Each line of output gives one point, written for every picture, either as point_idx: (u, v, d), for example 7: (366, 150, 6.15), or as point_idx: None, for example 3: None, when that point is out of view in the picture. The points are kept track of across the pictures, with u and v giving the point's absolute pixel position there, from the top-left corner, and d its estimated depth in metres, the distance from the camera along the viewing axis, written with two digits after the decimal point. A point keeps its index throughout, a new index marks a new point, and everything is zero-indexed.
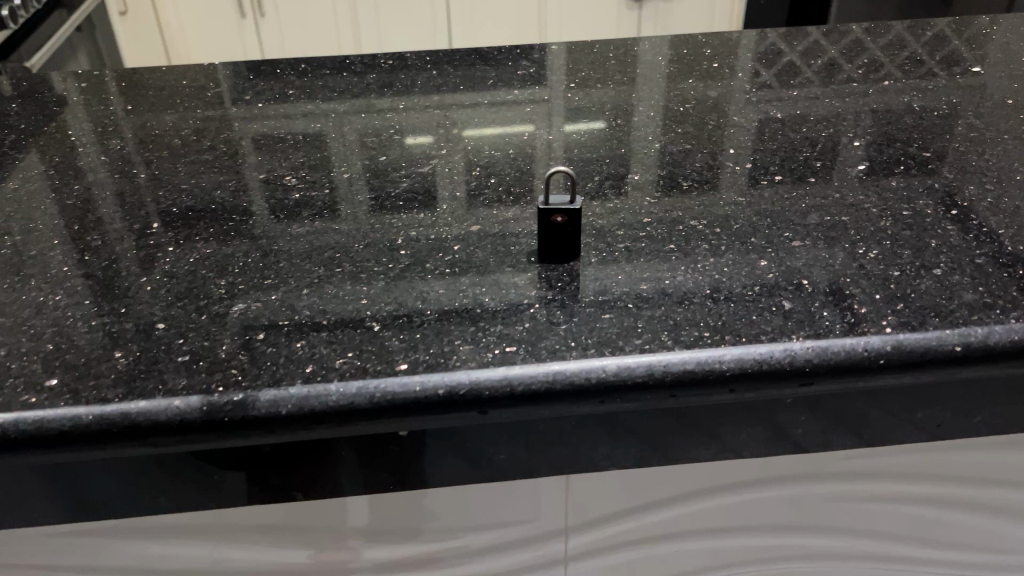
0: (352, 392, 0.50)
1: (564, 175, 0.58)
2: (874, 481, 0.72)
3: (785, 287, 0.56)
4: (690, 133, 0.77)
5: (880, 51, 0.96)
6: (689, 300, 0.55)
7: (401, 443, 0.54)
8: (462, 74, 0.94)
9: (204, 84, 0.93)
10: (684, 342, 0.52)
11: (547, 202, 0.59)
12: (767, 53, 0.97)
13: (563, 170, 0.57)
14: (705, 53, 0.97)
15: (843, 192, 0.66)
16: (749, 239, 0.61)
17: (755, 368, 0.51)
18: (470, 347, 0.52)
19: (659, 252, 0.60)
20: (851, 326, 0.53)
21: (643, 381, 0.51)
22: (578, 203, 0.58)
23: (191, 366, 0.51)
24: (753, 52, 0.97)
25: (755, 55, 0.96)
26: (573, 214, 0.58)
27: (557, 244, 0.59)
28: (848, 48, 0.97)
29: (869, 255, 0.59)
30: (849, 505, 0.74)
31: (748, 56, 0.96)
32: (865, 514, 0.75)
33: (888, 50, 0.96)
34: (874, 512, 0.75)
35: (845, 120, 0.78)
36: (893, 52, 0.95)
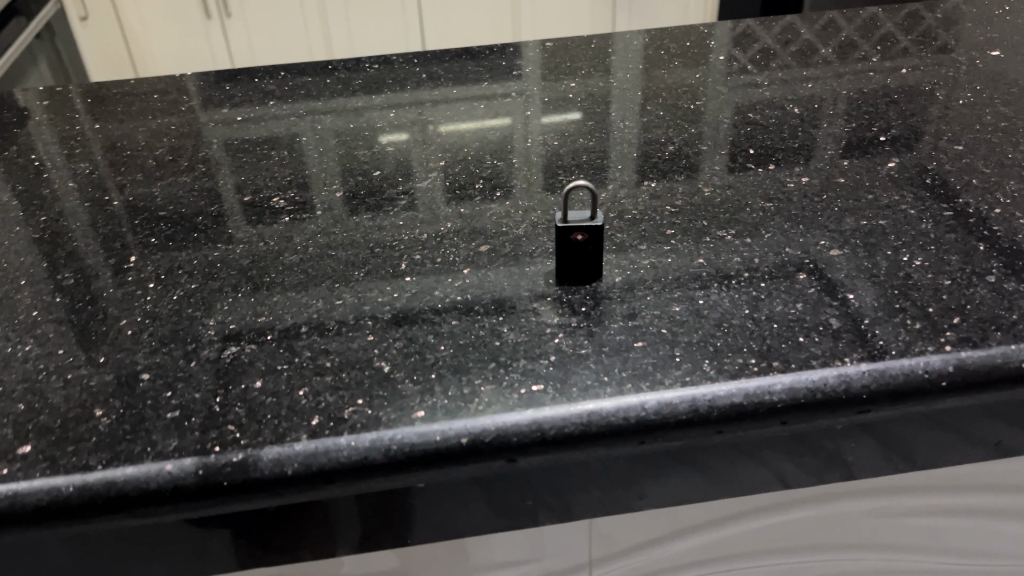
0: (365, 446, 0.44)
1: (584, 190, 0.53)
2: (912, 495, 0.67)
3: (830, 303, 0.52)
4: (706, 131, 0.72)
5: (894, 30, 0.90)
6: (728, 322, 0.51)
7: (419, 496, 0.49)
8: (453, 74, 0.88)
9: (176, 96, 0.86)
10: (728, 372, 0.47)
11: (566, 219, 0.54)
12: (775, 36, 0.92)
13: (584, 185, 0.52)
14: (709, 42, 0.92)
15: (877, 193, 0.62)
16: (784, 250, 0.56)
17: (808, 398, 0.47)
18: (493, 387, 0.47)
19: (687, 267, 0.55)
20: (907, 346, 0.49)
21: (687, 418, 0.46)
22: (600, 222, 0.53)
23: (182, 423, 0.46)
24: (759, 36, 0.91)
25: (763, 39, 0.91)
26: (593, 233, 0.53)
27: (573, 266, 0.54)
28: (860, 27, 0.92)
29: (915, 264, 0.55)
30: (885, 521, 0.69)
31: (756, 41, 0.90)
32: (902, 528, 0.70)
33: (903, 28, 0.90)
34: (912, 527, 0.70)
35: (869, 109, 0.73)
36: (907, 31, 0.90)
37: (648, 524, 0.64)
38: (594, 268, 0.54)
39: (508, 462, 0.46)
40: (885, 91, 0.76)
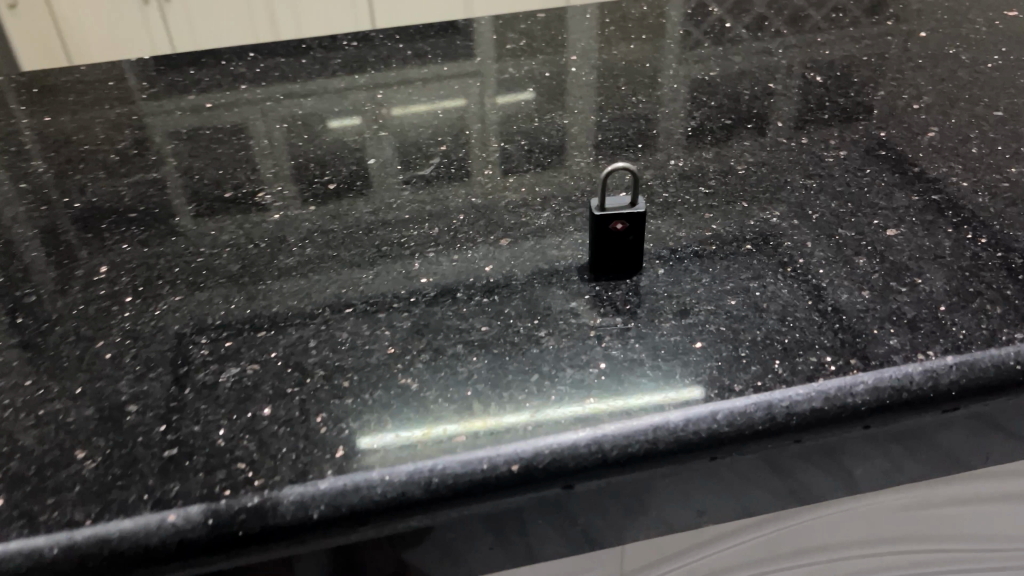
0: (401, 481, 0.38)
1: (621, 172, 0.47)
2: (965, 484, 0.59)
3: (898, 289, 0.47)
4: (727, 104, 0.66)
5: None
6: (792, 316, 0.45)
7: (456, 543, 0.42)
8: (440, 51, 0.81)
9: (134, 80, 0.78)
10: (802, 374, 0.42)
11: (601, 207, 0.47)
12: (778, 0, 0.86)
13: (623, 168, 0.46)
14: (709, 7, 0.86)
15: (923, 165, 0.57)
16: (837, 232, 0.51)
17: (894, 397, 0.42)
18: (541, 402, 0.41)
19: (735, 255, 0.50)
20: (992, 334, 0.44)
21: (764, 428, 0.41)
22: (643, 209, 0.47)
23: (183, 463, 0.39)
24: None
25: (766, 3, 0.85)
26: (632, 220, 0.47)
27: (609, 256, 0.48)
28: None
29: (980, 241, 0.50)
30: (934, 514, 0.60)
31: (759, 5, 0.85)
32: (951, 520, 0.62)
33: None
34: (961, 518, 0.62)
35: (895, 74, 0.68)
36: None
37: (671, 539, 0.55)
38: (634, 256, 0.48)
39: (563, 488, 0.40)
40: (908, 56, 0.71)
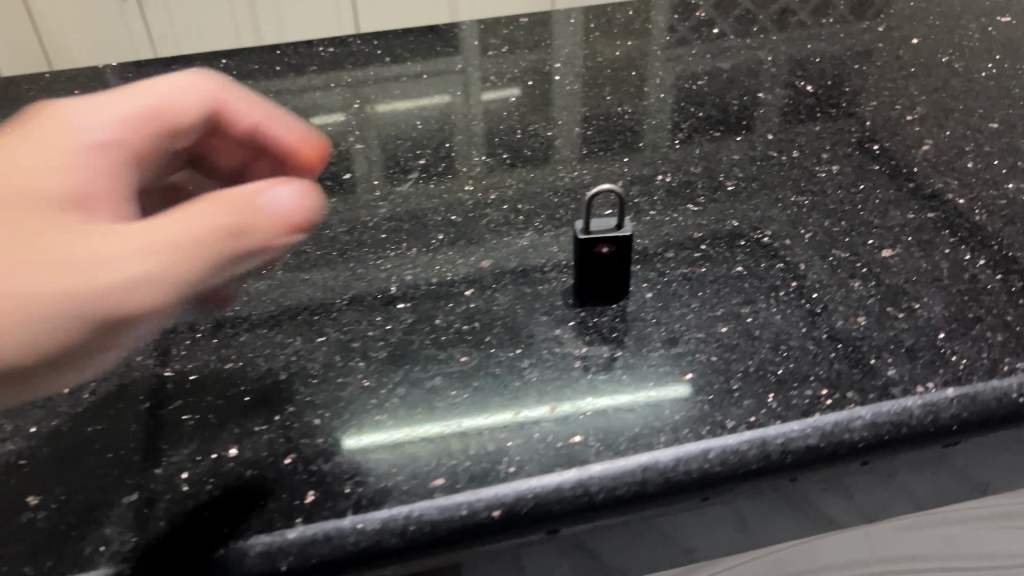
0: (375, 530, 0.36)
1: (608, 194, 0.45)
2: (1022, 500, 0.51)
3: (896, 316, 0.45)
4: (715, 114, 0.64)
5: None
6: (786, 345, 0.43)
7: None
8: (413, 46, 0.77)
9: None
10: (797, 409, 0.40)
11: (587, 230, 0.45)
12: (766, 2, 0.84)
13: (609, 189, 0.44)
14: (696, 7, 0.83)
15: (918, 181, 0.55)
16: (831, 254, 0.49)
17: (893, 433, 0.40)
18: (523, 441, 0.39)
19: (725, 279, 0.48)
20: (994, 364, 0.42)
21: (758, 467, 0.39)
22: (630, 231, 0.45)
23: (143, 510, 0.37)
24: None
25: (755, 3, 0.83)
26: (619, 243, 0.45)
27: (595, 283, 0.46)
28: None
29: (978, 263, 0.48)
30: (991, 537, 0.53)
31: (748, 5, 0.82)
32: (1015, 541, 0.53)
33: None
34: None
35: (887, 83, 0.66)
36: None
37: None
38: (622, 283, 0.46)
39: (548, 533, 0.38)
40: (900, 64, 0.69)
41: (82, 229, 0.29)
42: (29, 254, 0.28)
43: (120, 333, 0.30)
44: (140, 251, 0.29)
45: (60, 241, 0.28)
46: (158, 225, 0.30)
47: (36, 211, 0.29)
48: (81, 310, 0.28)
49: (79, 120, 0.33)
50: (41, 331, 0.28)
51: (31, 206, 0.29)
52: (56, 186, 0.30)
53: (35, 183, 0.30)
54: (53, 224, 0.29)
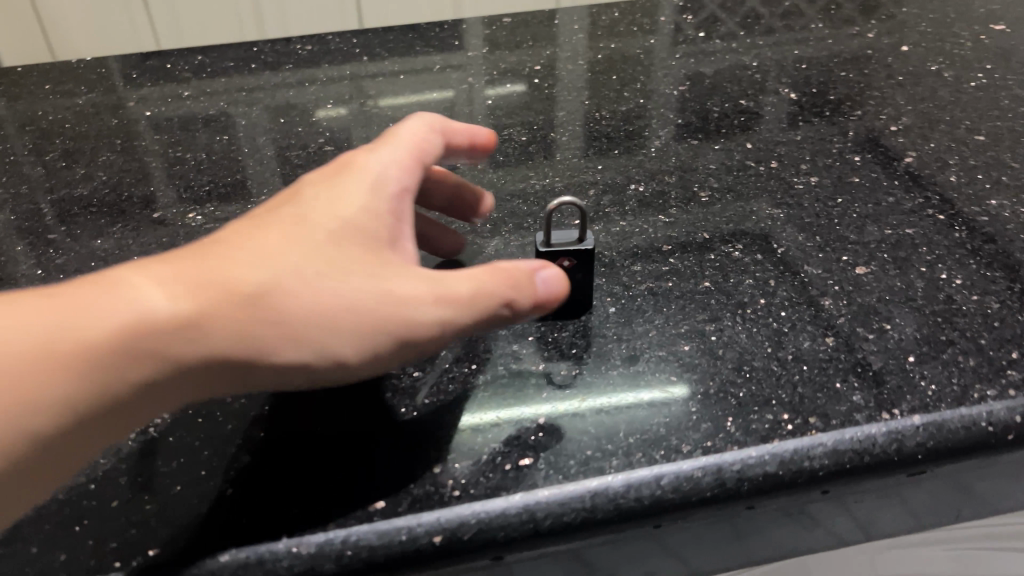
0: (310, 555, 0.35)
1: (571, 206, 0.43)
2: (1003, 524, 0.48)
3: (865, 337, 0.43)
4: (695, 122, 0.62)
5: None
6: (749, 366, 0.42)
7: None
8: (393, 43, 0.76)
9: (64, 72, 0.72)
10: (757, 434, 0.39)
11: (548, 242, 0.44)
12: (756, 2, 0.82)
13: (572, 203, 0.42)
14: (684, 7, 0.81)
15: (898, 195, 0.54)
16: (803, 270, 0.48)
17: (855, 461, 0.38)
18: (471, 463, 0.38)
19: (692, 296, 0.47)
20: (963, 391, 0.40)
21: (713, 495, 0.37)
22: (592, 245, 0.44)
23: (73, 529, 0.36)
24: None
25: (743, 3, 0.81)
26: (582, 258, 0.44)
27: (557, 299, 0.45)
28: None
29: (955, 283, 0.47)
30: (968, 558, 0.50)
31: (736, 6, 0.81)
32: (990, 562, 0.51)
33: None
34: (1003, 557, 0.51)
35: (873, 92, 0.65)
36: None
37: None
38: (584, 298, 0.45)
39: (493, 560, 0.37)
40: (888, 72, 0.67)
41: (339, 271, 0.33)
42: (394, 280, 0.34)
43: (410, 354, 0.35)
44: (468, 283, 0.35)
45: (324, 286, 0.33)
46: (456, 276, 0.36)
47: (354, 245, 0.35)
48: (393, 332, 0.33)
49: (345, 212, 0.36)
50: (350, 344, 0.33)
51: (351, 244, 0.35)
52: (360, 223, 0.36)
53: (304, 290, 0.32)
54: (316, 269, 0.33)
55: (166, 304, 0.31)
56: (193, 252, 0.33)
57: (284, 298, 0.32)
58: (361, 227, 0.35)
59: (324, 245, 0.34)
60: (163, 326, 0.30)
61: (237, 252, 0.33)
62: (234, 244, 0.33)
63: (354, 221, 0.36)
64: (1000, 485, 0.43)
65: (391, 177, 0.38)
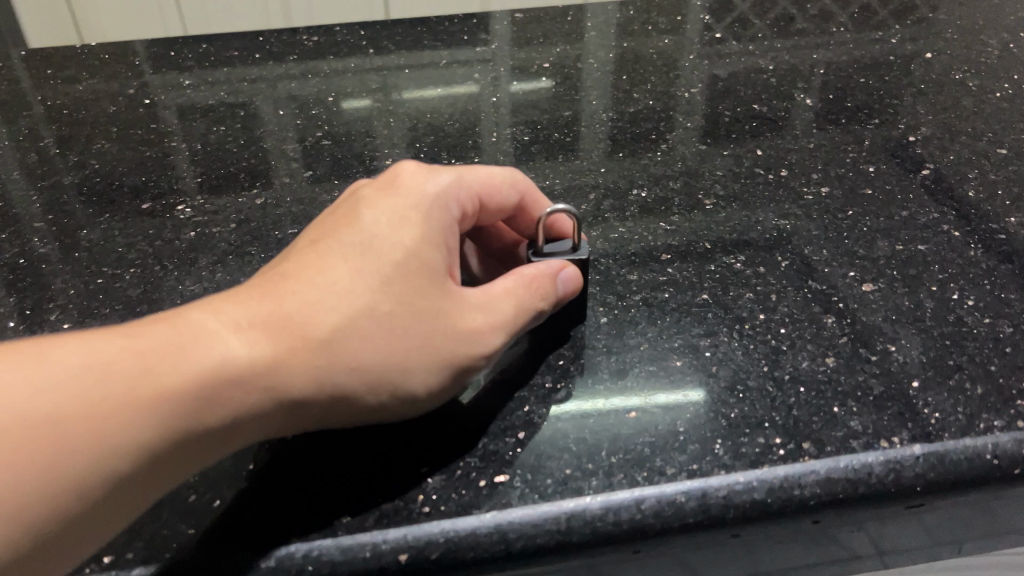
0: (270, 568, 0.33)
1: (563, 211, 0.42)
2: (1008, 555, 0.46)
3: (868, 359, 0.41)
4: (704, 127, 0.61)
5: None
6: (743, 386, 0.40)
7: None
8: (401, 36, 0.74)
9: (66, 58, 0.71)
10: (746, 458, 0.37)
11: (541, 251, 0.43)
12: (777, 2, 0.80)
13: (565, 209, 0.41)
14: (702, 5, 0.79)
15: (912, 209, 0.51)
16: (807, 285, 0.46)
17: (849, 491, 0.36)
18: (442, 477, 0.36)
19: (688, 308, 0.45)
20: (969, 420, 0.38)
21: (696, 521, 0.35)
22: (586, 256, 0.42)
23: None
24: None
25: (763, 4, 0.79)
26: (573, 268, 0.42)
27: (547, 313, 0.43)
28: None
29: (967, 304, 0.44)
30: None
31: (756, 7, 0.78)
32: None
33: None
34: None
35: (892, 100, 0.62)
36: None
37: None
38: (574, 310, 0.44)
39: None
40: (909, 80, 0.65)
41: (402, 310, 0.34)
42: (460, 314, 0.36)
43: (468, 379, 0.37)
44: (510, 301, 0.38)
45: (388, 326, 0.34)
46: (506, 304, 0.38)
47: (415, 275, 0.35)
48: (456, 366, 0.35)
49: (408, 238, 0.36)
50: (421, 379, 0.35)
51: (413, 276, 0.35)
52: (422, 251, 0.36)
53: (368, 331, 0.33)
54: (382, 310, 0.34)
55: (249, 354, 0.31)
56: (264, 293, 0.34)
57: (356, 342, 0.33)
58: (426, 257, 0.36)
59: (391, 283, 0.34)
60: (244, 375, 0.31)
61: (309, 295, 0.33)
62: (299, 282, 0.34)
63: (420, 248, 0.36)
64: (1006, 520, 0.41)
65: (448, 198, 0.39)
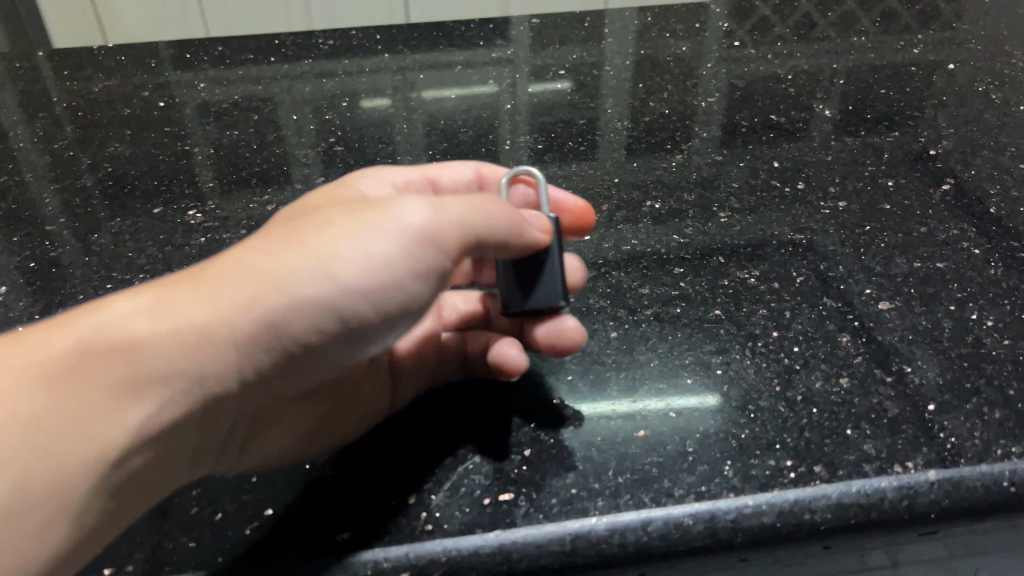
0: None
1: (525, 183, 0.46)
2: None
3: (883, 380, 0.40)
4: (720, 137, 0.60)
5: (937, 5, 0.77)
6: (754, 405, 0.39)
7: None
8: (416, 40, 0.74)
9: (82, 58, 0.71)
10: (756, 481, 0.36)
11: None
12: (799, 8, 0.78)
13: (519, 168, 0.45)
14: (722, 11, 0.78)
15: (931, 225, 0.50)
16: (822, 303, 0.45)
17: (860, 517, 0.36)
18: (446, 493, 0.36)
19: (700, 324, 0.44)
20: (987, 445, 0.37)
21: (703, 544, 0.35)
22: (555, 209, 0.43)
23: None
24: (781, 3, 0.78)
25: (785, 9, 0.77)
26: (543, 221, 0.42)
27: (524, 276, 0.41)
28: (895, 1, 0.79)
29: (985, 325, 0.43)
30: None
31: (778, 11, 0.77)
32: None
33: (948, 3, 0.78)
34: None
35: (913, 112, 0.61)
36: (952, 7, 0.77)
37: None
38: (558, 275, 0.41)
39: None
40: (931, 91, 0.64)
41: (298, 228, 0.34)
42: (368, 208, 0.36)
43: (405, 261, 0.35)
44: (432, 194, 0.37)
45: (282, 240, 0.34)
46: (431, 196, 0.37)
47: (315, 213, 0.36)
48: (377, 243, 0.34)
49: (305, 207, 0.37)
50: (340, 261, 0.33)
51: (310, 214, 0.36)
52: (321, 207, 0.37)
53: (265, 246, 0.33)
54: (277, 233, 0.34)
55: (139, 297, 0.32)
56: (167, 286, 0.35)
57: (253, 256, 0.33)
58: (319, 205, 0.37)
59: (282, 220, 0.35)
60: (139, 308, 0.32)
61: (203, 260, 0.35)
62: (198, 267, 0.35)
63: (314, 206, 0.37)
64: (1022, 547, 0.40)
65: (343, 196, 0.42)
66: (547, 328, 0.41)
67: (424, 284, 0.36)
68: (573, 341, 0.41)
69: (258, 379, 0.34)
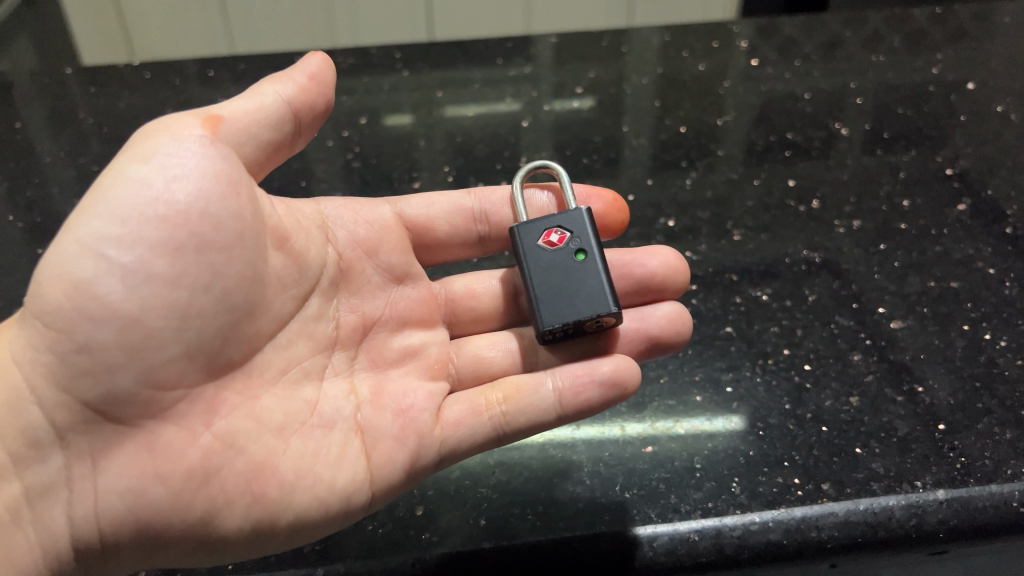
0: None
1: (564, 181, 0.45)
2: None
3: (894, 399, 0.40)
4: (736, 155, 0.60)
5: (962, 18, 0.77)
6: (764, 423, 0.40)
7: None
8: (437, 56, 0.74)
9: (108, 72, 0.73)
10: (763, 499, 0.36)
11: (544, 227, 0.43)
12: (822, 20, 0.78)
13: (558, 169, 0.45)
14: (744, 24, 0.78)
15: (946, 244, 0.50)
16: (833, 320, 0.45)
17: (867, 535, 0.35)
18: (453, 508, 0.37)
19: (712, 340, 0.44)
20: (997, 467, 0.37)
21: (709, 561, 0.35)
22: (584, 209, 0.43)
23: None
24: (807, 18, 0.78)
25: (807, 23, 0.77)
26: (575, 231, 0.43)
27: (568, 289, 0.41)
28: (919, 13, 0.78)
29: (999, 345, 0.43)
30: None
31: (799, 26, 0.77)
32: None
33: (975, 17, 0.77)
34: None
35: (932, 132, 0.61)
36: (977, 21, 0.76)
37: None
38: (603, 283, 0.41)
39: None
40: (950, 111, 0.64)
41: None
42: None
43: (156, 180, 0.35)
44: None
45: None
46: None
47: None
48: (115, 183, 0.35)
49: None
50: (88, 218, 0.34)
51: None
52: None
53: None
54: None
55: None
56: None
57: None
58: None
59: None
60: None
61: None
62: None
63: None
64: None
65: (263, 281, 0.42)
66: (661, 322, 0.42)
67: (193, 177, 0.35)
68: (687, 331, 0.42)
69: (74, 366, 0.33)
